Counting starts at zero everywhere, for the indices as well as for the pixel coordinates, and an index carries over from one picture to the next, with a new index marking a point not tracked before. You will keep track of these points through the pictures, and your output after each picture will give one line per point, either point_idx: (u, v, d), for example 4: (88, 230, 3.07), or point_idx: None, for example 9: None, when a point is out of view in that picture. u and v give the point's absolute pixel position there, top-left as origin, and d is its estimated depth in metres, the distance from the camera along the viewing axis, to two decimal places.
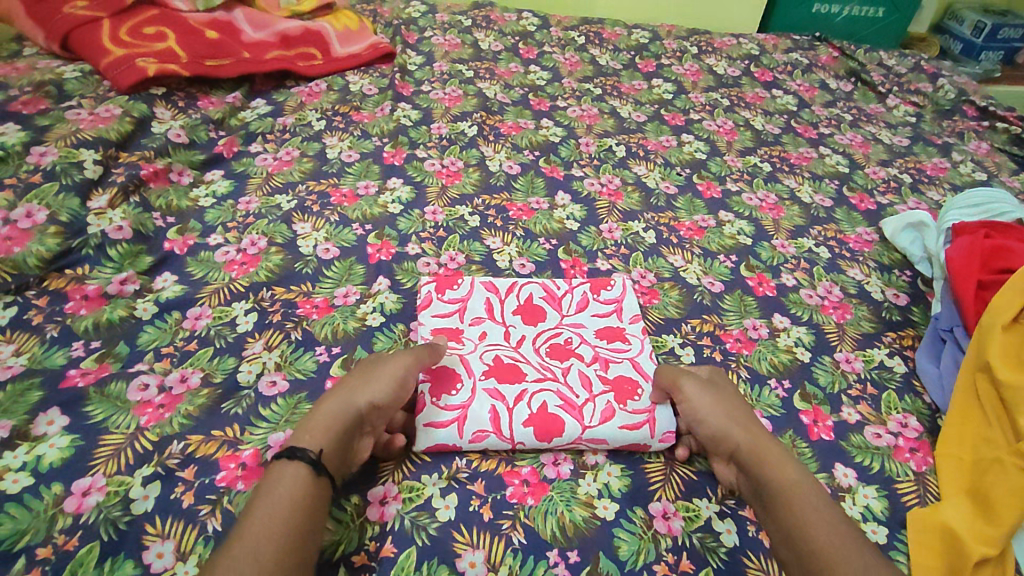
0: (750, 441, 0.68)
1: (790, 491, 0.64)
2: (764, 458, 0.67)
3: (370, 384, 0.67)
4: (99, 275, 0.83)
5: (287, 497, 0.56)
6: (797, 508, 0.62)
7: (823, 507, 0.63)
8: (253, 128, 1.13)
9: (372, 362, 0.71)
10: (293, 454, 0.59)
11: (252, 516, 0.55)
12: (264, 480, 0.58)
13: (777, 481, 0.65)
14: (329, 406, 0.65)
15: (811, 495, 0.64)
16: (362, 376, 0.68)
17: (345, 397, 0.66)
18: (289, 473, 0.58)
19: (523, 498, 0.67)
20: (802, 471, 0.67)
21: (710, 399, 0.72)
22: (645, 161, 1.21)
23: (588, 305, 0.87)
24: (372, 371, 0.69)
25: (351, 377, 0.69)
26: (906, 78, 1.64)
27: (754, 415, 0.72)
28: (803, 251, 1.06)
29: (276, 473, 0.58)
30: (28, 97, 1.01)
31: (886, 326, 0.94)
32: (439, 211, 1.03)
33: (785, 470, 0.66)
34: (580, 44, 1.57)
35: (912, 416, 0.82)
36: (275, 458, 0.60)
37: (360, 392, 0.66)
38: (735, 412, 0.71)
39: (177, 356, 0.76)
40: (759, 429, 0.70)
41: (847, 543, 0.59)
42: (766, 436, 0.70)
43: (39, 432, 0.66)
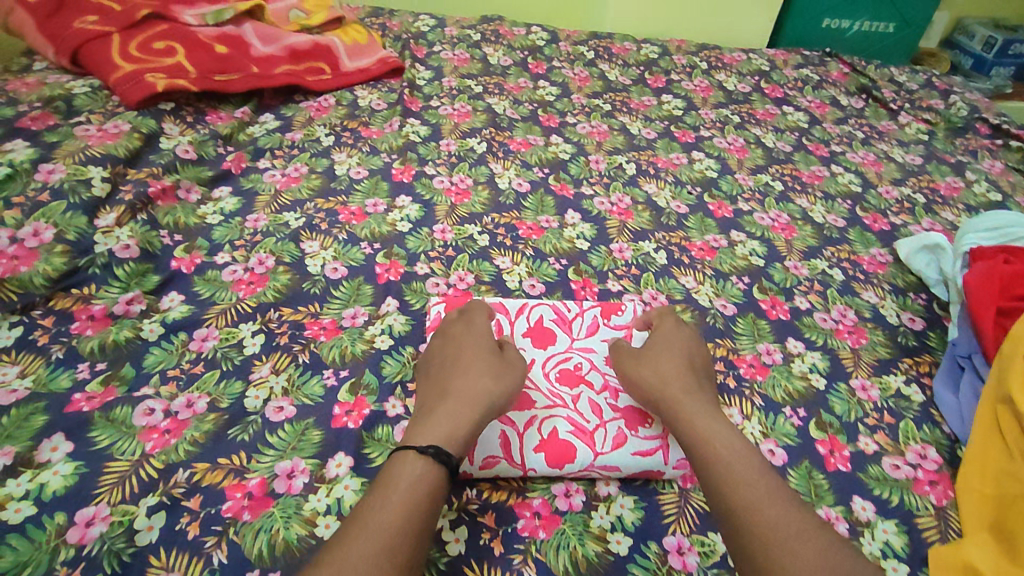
0: (668, 401, 0.71)
1: (704, 446, 0.65)
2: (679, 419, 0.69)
3: (496, 378, 0.70)
4: (105, 294, 0.82)
5: (424, 499, 0.57)
6: (712, 461, 0.63)
7: (740, 460, 0.63)
8: (262, 144, 1.13)
9: (488, 354, 0.74)
10: (439, 455, 0.60)
11: (390, 511, 0.56)
12: (403, 469, 0.59)
13: (693, 438, 0.66)
14: (467, 398, 0.67)
15: (730, 448, 0.64)
16: (486, 368, 0.71)
17: (479, 391, 0.68)
18: (430, 473, 0.59)
19: (535, 532, 0.66)
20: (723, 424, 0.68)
21: (637, 366, 0.75)
22: (656, 179, 1.20)
23: (598, 330, 0.85)
24: (494, 372, 0.71)
25: (477, 368, 0.71)
26: (917, 95, 1.63)
27: (686, 371, 0.75)
28: (816, 273, 1.04)
29: (418, 470, 0.59)
30: (37, 112, 1.00)
31: (902, 352, 0.93)
32: (449, 229, 1.02)
33: (701, 427, 0.67)
34: (590, 59, 1.56)
35: (931, 446, 0.80)
36: (419, 452, 0.60)
37: (490, 385, 0.69)
38: (665, 377, 0.73)
39: (184, 380, 0.75)
40: (684, 387, 0.72)
41: (761, 493, 0.60)
42: (690, 392, 0.72)
43: (43, 458, 0.64)
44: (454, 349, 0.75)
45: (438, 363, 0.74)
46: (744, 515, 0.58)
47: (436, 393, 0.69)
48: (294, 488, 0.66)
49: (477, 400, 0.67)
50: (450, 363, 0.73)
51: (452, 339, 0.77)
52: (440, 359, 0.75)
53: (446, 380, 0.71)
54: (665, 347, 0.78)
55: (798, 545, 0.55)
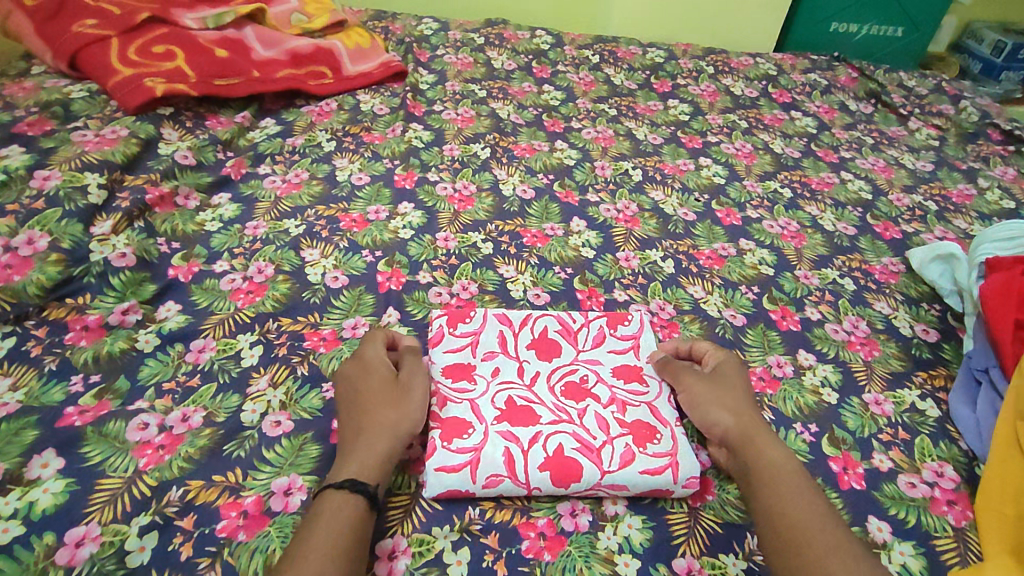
0: (739, 427, 0.70)
1: (772, 475, 0.66)
2: (748, 446, 0.69)
3: (397, 406, 0.69)
4: (100, 304, 0.80)
5: (350, 522, 0.58)
6: (779, 489, 0.64)
7: (805, 493, 0.64)
8: (262, 149, 1.11)
9: (385, 380, 0.72)
10: (356, 485, 0.61)
11: (318, 538, 0.56)
12: (324, 504, 0.60)
13: (762, 465, 0.67)
14: (369, 437, 0.66)
15: (797, 480, 0.65)
16: (388, 400, 0.69)
17: (382, 425, 0.67)
18: (350, 500, 0.60)
19: (540, 554, 0.64)
20: (790, 458, 0.68)
21: (706, 387, 0.75)
22: (663, 186, 1.18)
23: (604, 341, 0.83)
24: (398, 402, 0.69)
25: (378, 401, 0.69)
26: (927, 100, 1.61)
27: (751, 401, 0.75)
28: (827, 283, 1.02)
29: (338, 500, 0.60)
30: (34, 118, 0.99)
31: (916, 365, 0.91)
32: (452, 237, 1.00)
33: (770, 456, 0.67)
34: (595, 63, 1.54)
35: (948, 464, 0.78)
36: (335, 485, 0.61)
37: (391, 416, 0.68)
38: (733, 401, 0.73)
39: (180, 393, 0.73)
40: (752, 417, 0.72)
41: (825, 527, 0.61)
42: (759, 423, 0.72)
43: (33, 475, 0.63)
44: (350, 383, 0.72)
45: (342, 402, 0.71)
46: (806, 543, 0.59)
47: (342, 440, 0.68)
48: (291, 506, 0.64)
49: (381, 434, 0.66)
50: (350, 404, 0.70)
51: (348, 372, 0.74)
52: (340, 396, 0.72)
53: (350, 423, 0.69)
54: (729, 371, 0.77)
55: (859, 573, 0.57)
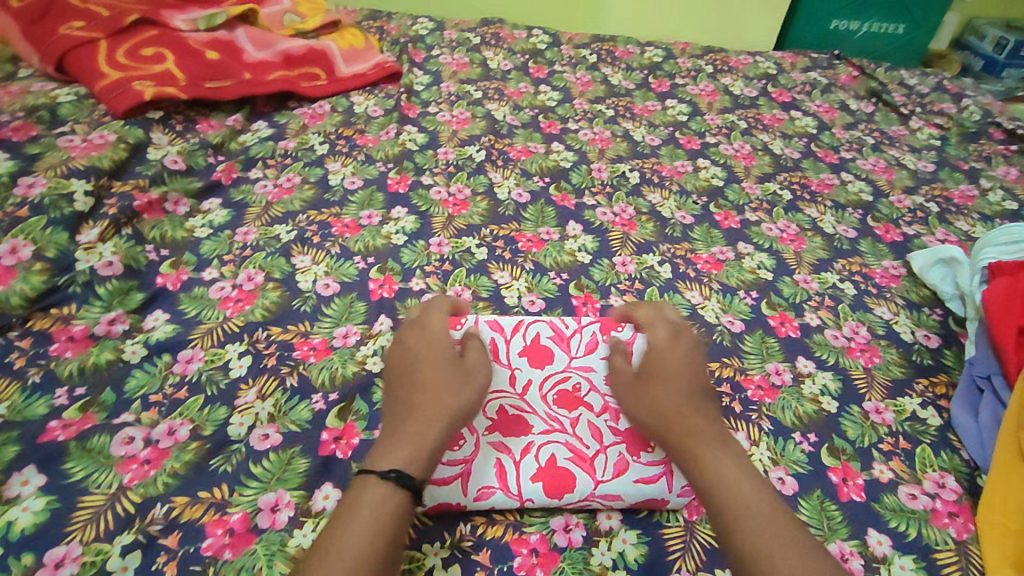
0: (673, 413, 0.63)
1: (714, 480, 0.57)
2: (687, 444, 0.61)
3: (458, 386, 0.65)
4: (86, 314, 0.79)
5: (388, 521, 0.53)
6: (723, 495, 0.56)
7: (753, 494, 0.56)
8: (254, 153, 1.09)
9: (446, 356, 0.68)
10: (401, 480, 0.55)
11: (350, 538, 0.51)
12: (364, 494, 0.54)
13: (703, 465, 0.58)
14: (427, 411, 0.61)
15: (743, 477, 0.57)
16: (448, 376, 0.65)
17: (441, 399, 0.62)
18: (393, 496, 0.54)
19: (532, 571, 0.62)
20: (737, 451, 0.60)
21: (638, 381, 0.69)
22: (660, 188, 1.17)
23: (597, 347, 0.80)
24: (457, 379, 0.65)
25: (435, 375, 0.65)
26: (928, 99, 1.59)
27: (697, 385, 0.67)
28: (826, 287, 1.00)
29: (379, 494, 0.54)
30: (20, 123, 0.97)
31: (917, 371, 0.89)
32: (445, 242, 0.99)
33: (713, 454, 0.59)
34: (592, 63, 1.52)
35: (950, 475, 0.76)
36: (379, 474, 0.55)
37: (453, 395, 0.63)
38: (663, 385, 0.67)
39: (166, 405, 0.72)
40: (695, 403, 0.64)
41: (776, 532, 0.53)
42: (696, 405, 0.64)
43: (14, 493, 0.61)
44: (408, 355, 0.69)
45: (395, 373, 0.67)
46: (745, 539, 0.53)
47: (393, 409, 0.63)
48: (278, 523, 0.63)
49: (441, 411, 0.61)
50: (404, 375, 0.66)
51: (408, 341, 0.70)
52: (393, 368, 0.68)
53: (403, 394, 0.64)
54: (673, 354, 0.70)
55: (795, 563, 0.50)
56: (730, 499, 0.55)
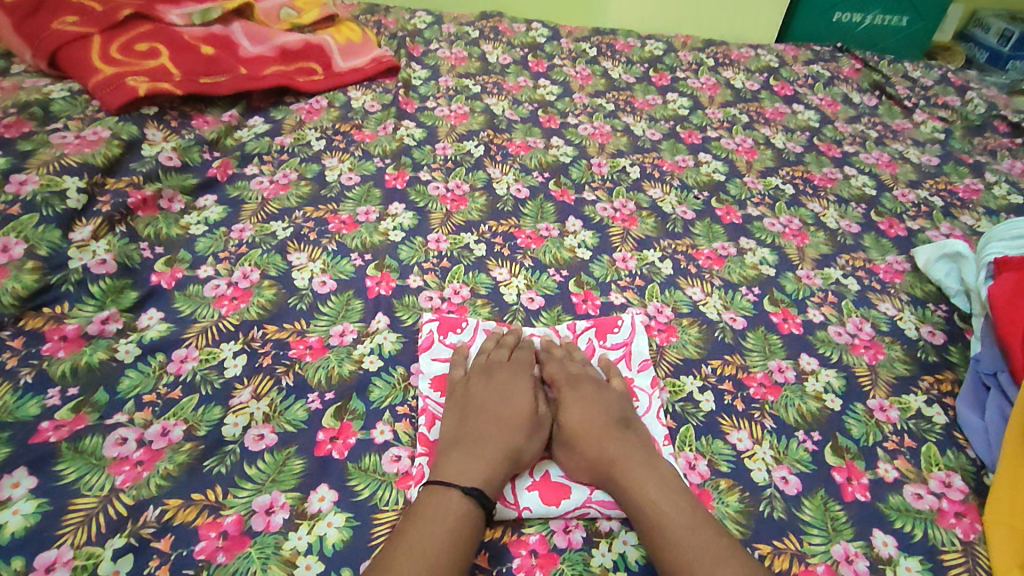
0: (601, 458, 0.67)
1: (643, 509, 0.63)
2: (616, 479, 0.66)
3: (530, 433, 0.70)
4: (79, 313, 0.78)
5: (467, 534, 0.59)
6: (655, 525, 0.61)
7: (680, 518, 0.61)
8: (250, 149, 1.08)
9: (519, 395, 0.73)
10: (481, 499, 0.61)
11: (433, 539, 0.57)
12: (447, 504, 0.60)
13: (631, 505, 0.64)
14: (500, 449, 0.66)
15: (667, 503, 0.62)
16: (523, 417, 0.70)
17: (513, 438, 0.68)
18: (472, 513, 0.61)
19: (531, 572, 0.62)
20: (659, 473, 0.65)
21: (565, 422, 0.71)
22: (661, 183, 1.15)
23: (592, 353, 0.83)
24: (528, 421, 0.70)
25: (510, 415, 0.70)
26: (932, 92, 1.57)
27: (611, 416, 0.71)
28: (830, 283, 0.99)
29: (462, 508, 0.60)
30: (12, 118, 0.96)
31: (922, 368, 0.88)
32: (443, 239, 0.98)
33: (635, 490, 0.64)
34: (592, 56, 1.51)
35: (956, 474, 0.75)
36: (462, 490, 0.62)
37: (526, 442, 0.69)
38: (590, 426, 0.70)
39: (160, 405, 0.71)
40: (607, 434, 0.69)
41: (704, 552, 0.58)
42: (619, 442, 0.68)
43: (4, 495, 0.60)
44: (482, 389, 0.73)
45: (469, 404, 0.71)
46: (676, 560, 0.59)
47: (464, 433, 0.68)
48: (273, 525, 0.62)
49: (510, 453, 0.67)
50: (477, 408, 0.71)
51: (497, 375, 0.75)
52: (466, 399, 0.72)
53: (477, 425, 0.69)
54: (584, 393, 0.74)
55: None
56: (659, 531, 0.61)
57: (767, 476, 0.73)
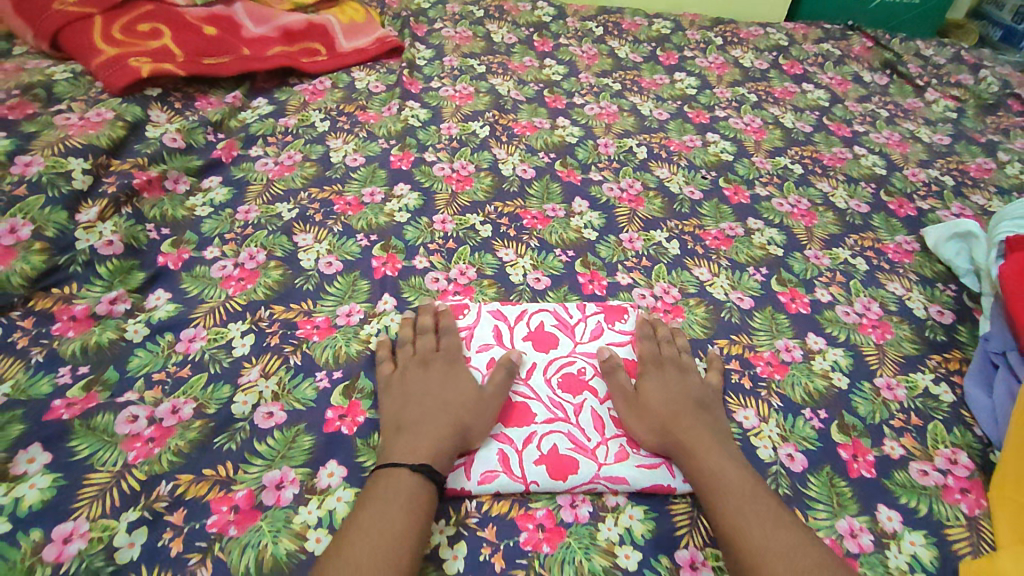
0: (679, 432, 0.69)
1: (714, 482, 0.64)
2: (689, 453, 0.67)
3: (478, 415, 0.70)
4: (88, 294, 0.78)
5: (419, 508, 0.60)
6: (725, 500, 0.63)
7: (752, 497, 0.63)
8: (254, 130, 1.08)
9: (456, 381, 0.73)
10: (430, 474, 0.62)
11: (386, 521, 0.58)
12: (397, 482, 0.61)
13: (700, 475, 0.65)
14: (445, 430, 0.67)
15: (733, 475, 0.65)
16: (462, 398, 0.70)
17: (455, 418, 0.68)
18: (423, 489, 0.61)
19: (538, 546, 0.63)
20: (728, 454, 0.67)
21: (645, 399, 0.73)
22: (668, 164, 1.14)
23: (602, 334, 0.82)
24: (469, 399, 0.70)
25: (447, 399, 0.70)
26: (945, 70, 1.54)
27: (691, 401, 0.73)
28: (838, 263, 0.98)
29: (411, 486, 0.61)
30: (15, 100, 0.95)
31: (930, 348, 0.87)
32: (449, 220, 0.97)
33: (703, 457, 0.66)
34: (598, 36, 1.49)
35: (962, 451, 0.75)
36: (409, 468, 0.62)
37: (473, 420, 0.69)
38: (674, 407, 0.71)
39: (170, 384, 0.72)
40: (684, 413, 0.71)
41: (763, 520, 0.60)
42: (699, 424, 0.70)
43: (20, 471, 0.62)
44: (415, 381, 0.72)
45: (405, 396, 0.71)
46: (748, 535, 0.60)
47: (403, 420, 0.68)
48: (283, 500, 0.64)
49: (457, 433, 0.67)
50: (415, 396, 0.71)
51: (434, 365, 0.74)
52: (400, 392, 0.71)
53: (417, 413, 0.69)
54: (669, 377, 0.75)
55: (789, 562, 0.57)
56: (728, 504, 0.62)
57: (773, 453, 0.73)
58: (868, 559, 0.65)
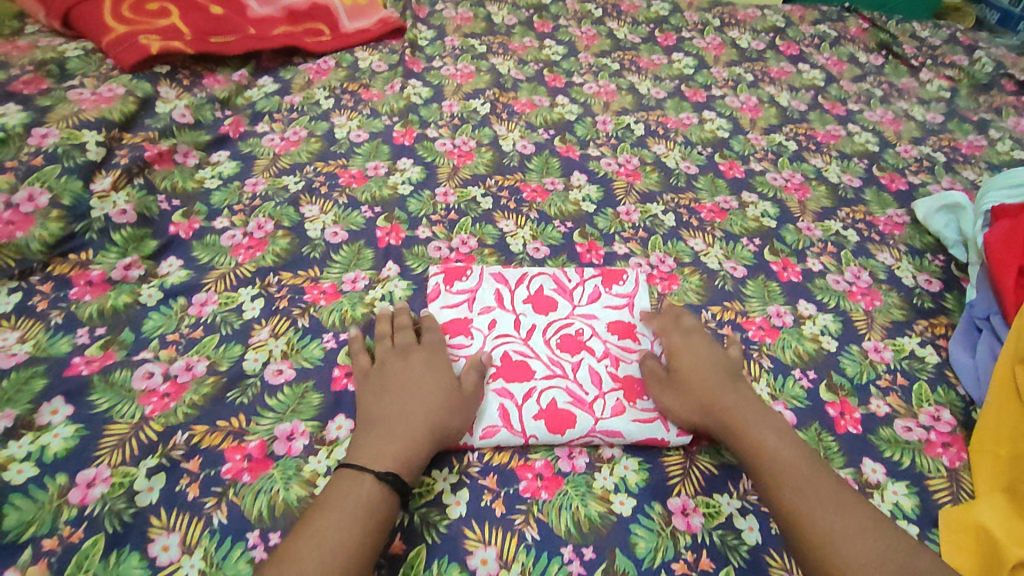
0: (723, 410, 0.69)
1: (768, 462, 0.65)
2: (737, 435, 0.68)
3: (453, 414, 0.68)
4: (103, 259, 0.81)
5: (378, 520, 0.59)
6: (780, 481, 0.63)
7: (808, 478, 0.63)
8: (260, 107, 1.10)
9: (434, 375, 0.71)
10: (396, 484, 0.61)
11: (344, 533, 0.57)
12: (361, 491, 0.60)
13: (751, 454, 0.66)
14: (417, 432, 0.65)
15: (786, 455, 0.65)
16: (438, 396, 0.69)
17: (427, 419, 0.66)
18: (387, 500, 0.60)
19: (537, 493, 0.67)
20: (778, 430, 0.68)
21: (683, 376, 0.73)
22: (665, 140, 1.17)
23: (599, 297, 0.85)
24: (444, 397, 0.69)
25: (422, 396, 0.68)
26: (940, 51, 1.56)
27: (728, 378, 0.73)
28: (830, 234, 1.01)
29: (374, 495, 0.60)
30: (29, 76, 0.98)
31: (918, 313, 0.90)
32: (451, 192, 1.00)
33: (757, 439, 0.66)
34: (598, 17, 1.51)
35: (945, 408, 0.79)
36: (375, 474, 0.61)
37: (446, 419, 0.67)
38: (713, 384, 0.72)
39: (183, 344, 0.75)
40: (723, 390, 0.71)
41: (828, 502, 0.61)
42: (739, 403, 0.70)
43: (44, 421, 0.65)
44: (392, 376, 0.71)
45: (382, 390, 0.70)
46: (806, 516, 0.60)
47: (375, 418, 0.67)
48: (294, 450, 0.67)
49: (428, 435, 0.65)
50: (390, 390, 0.69)
51: (412, 357, 0.73)
52: (377, 386, 0.70)
53: (390, 410, 0.67)
54: (700, 354, 0.75)
55: (849, 544, 0.58)
56: (781, 484, 0.63)
57: None
58: None
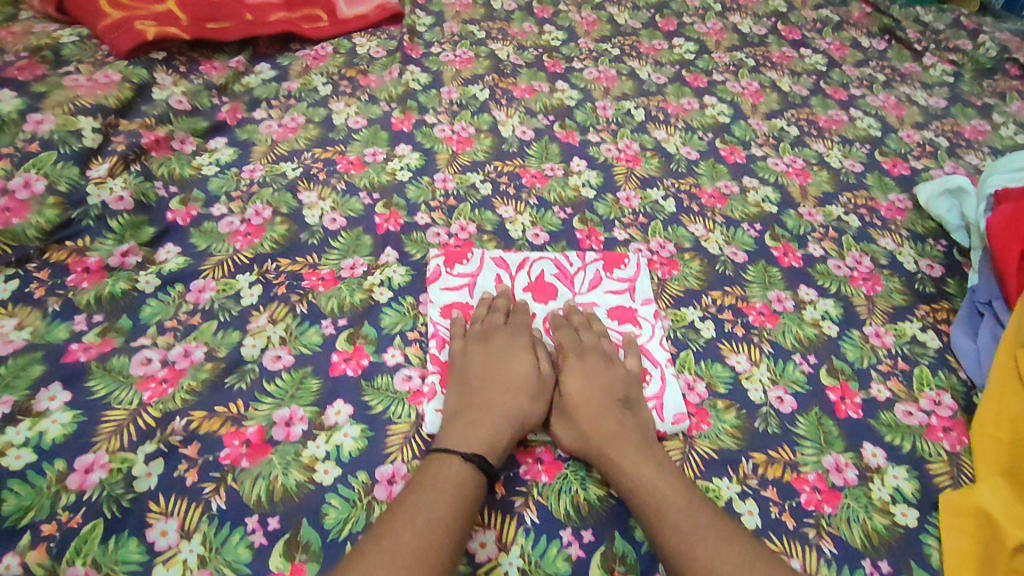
0: (600, 437, 0.66)
1: (644, 492, 0.62)
2: (613, 464, 0.65)
3: (537, 392, 0.71)
4: (100, 246, 0.81)
5: (466, 501, 0.59)
6: (659, 513, 0.60)
7: (687, 508, 0.60)
8: (258, 94, 1.09)
9: (518, 359, 0.73)
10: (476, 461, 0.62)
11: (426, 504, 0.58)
12: (444, 470, 0.61)
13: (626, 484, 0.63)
14: (503, 418, 0.67)
15: (661, 485, 0.62)
16: (522, 383, 0.71)
17: (511, 406, 0.68)
18: (468, 475, 0.61)
19: (537, 476, 0.67)
20: (652, 456, 0.65)
21: (569, 394, 0.71)
22: (666, 125, 1.16)
23: (600, 283, 0.86)
24: (527, 383, 0.71)
25: (508, 380, 0.70)
26: (944, 35, 1.54)
27: (614, 400, 0.70)
28: (831, 220, 1.00)
29: (454, 469, 0.61)
30: (24, 63, 0.98)
31: (919, 298, 0.90)
32: (450, 178, 0.99)
33: (632, 471, 0.63)
34: (598, 2, 1.49)
35: (946, 393, 0.79)
36: (461, 458, 0.62)
37: (529, 408, 0.69)
38: (593, 405, 0.69)
39: (181, 330, 0.74)
40: (605, 411, 0.69)
41: (706, 537, 0.58)
42: (621, 428, 0.67)
43: (42, 407, 0.65)
44: (477, 359, 0.73)
45: (468, 373, 0.71)
46: (687, 548, 0.58)
47: (463, 399, 0.69)
48: (293, 435, 0.67)
49: (513, 424, 0.67)
50: (476, 374, 0.71)
51: (496, 339, 0.75)
52: (463, 369, 0.72)
53: (476, 393, 0.69)
54: (594, 372, 0.72)
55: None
56: (661, 517, 0.60)
57: (763, 395, 0.76)
58: (852, 491, 0.69)
